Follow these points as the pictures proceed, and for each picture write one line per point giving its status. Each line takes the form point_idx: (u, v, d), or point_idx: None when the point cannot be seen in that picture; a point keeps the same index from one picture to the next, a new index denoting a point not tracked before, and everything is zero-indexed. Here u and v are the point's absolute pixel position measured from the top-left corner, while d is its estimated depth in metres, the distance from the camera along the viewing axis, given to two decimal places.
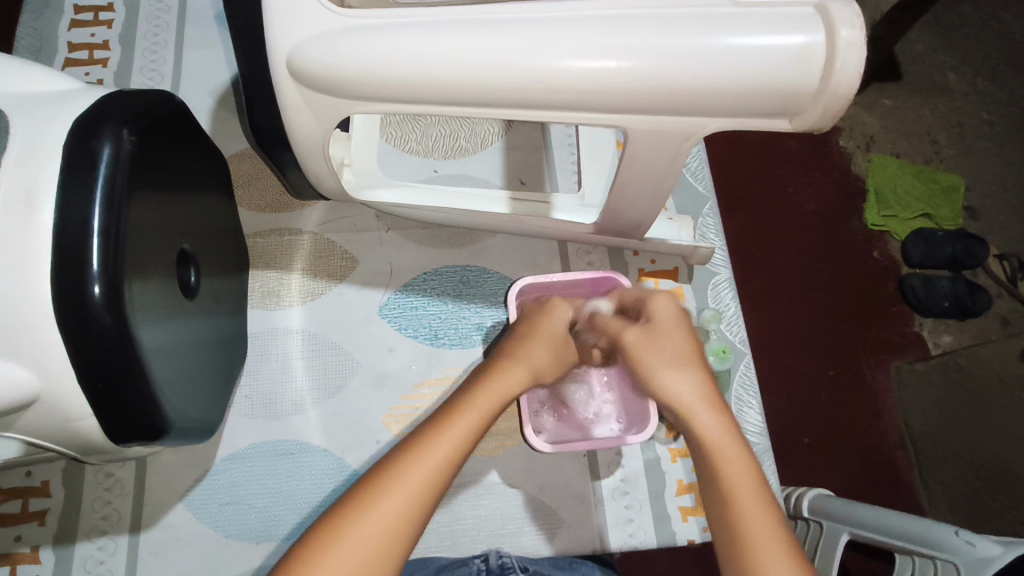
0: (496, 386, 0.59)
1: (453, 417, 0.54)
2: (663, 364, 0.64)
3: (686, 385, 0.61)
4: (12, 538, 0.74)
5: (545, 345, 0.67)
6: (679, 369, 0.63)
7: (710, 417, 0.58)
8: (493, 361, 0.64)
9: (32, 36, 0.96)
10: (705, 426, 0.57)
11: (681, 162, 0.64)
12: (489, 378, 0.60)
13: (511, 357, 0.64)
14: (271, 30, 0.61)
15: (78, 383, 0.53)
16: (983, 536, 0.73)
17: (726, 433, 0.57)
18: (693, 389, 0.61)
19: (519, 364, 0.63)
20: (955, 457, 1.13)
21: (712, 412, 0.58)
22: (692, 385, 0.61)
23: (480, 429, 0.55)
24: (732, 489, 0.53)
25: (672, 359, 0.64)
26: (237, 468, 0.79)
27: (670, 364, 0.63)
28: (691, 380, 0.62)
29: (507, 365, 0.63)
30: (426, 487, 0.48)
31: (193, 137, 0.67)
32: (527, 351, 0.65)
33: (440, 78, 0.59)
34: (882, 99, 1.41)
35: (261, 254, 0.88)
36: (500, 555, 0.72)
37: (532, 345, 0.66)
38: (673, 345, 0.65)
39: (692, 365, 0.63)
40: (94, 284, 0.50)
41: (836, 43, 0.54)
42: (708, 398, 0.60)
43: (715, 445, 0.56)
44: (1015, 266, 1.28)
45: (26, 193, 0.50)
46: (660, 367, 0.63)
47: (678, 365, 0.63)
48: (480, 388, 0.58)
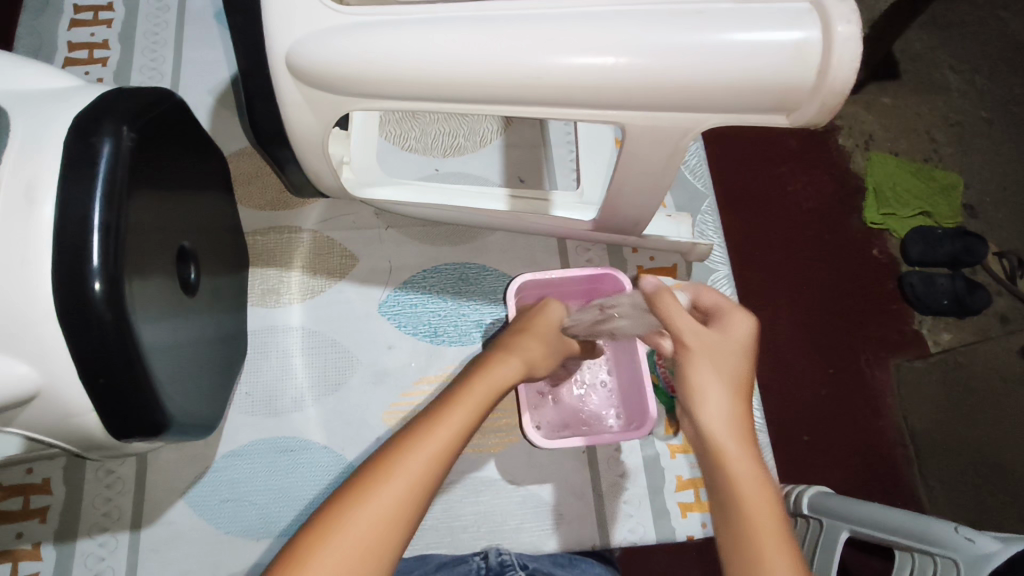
0: (491, 378, 0.59)
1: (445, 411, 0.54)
2: (715, 383, 0.53)
3: (722, 412, 0.52)
4: (13, 535, 0.75)
5: (535, 342, 0.67)
6: (729, 397, 0.53)
7: (749, 466, 0.50)
8: (487, 354, 0.64)
9: (32, 35, 0.97)
10: (742, 473, 0.49)
11: (679, 158, 0.65)
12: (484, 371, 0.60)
13: (503, 352, 0.64)
14: (270, 27, 0.61)
15: (78, 378, 0.53)
16: (982, 532, 0.74)
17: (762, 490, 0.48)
18: (736, 424, 0.52)
19: (515, 358, 0.63)
20: (954, 454, 1.16)
21: (751, 459, 0.50)
22: (728, 413, 0.52)
23: (474, 423, 0.55)
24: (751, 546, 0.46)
25: (725, 380, 0.54)
26: (239, 465, 0.79)
27: (720, 386, 0.53)
28: (728, 407, 0.52)
29: (497, 362, 0.62)
30: (419, 481, 0.48)
31: (193, 135, 0.68)
32: (521, 344, 0.66)
33: (439, 75, 0.59)
34: (880, 97, 1.41)
35: (261, 251, 0.89)
36: (500, 551, 0.72)
37: (522, 341, 0.66)
38: (730, 364, 0.55)
39: (741, 396, 0.54)
40: (94, 280, 0.50)
41: (832, 39, 0.54)
42: (743, 432, 0.51)
43: (750, 504, 0.47)
44: (1015, 264, 1.29)
45: (27, 189, 0.50)
46: (701, 387, 0.53)
47: (724, 385, 0.53)
48: (473, 381, 0.58)
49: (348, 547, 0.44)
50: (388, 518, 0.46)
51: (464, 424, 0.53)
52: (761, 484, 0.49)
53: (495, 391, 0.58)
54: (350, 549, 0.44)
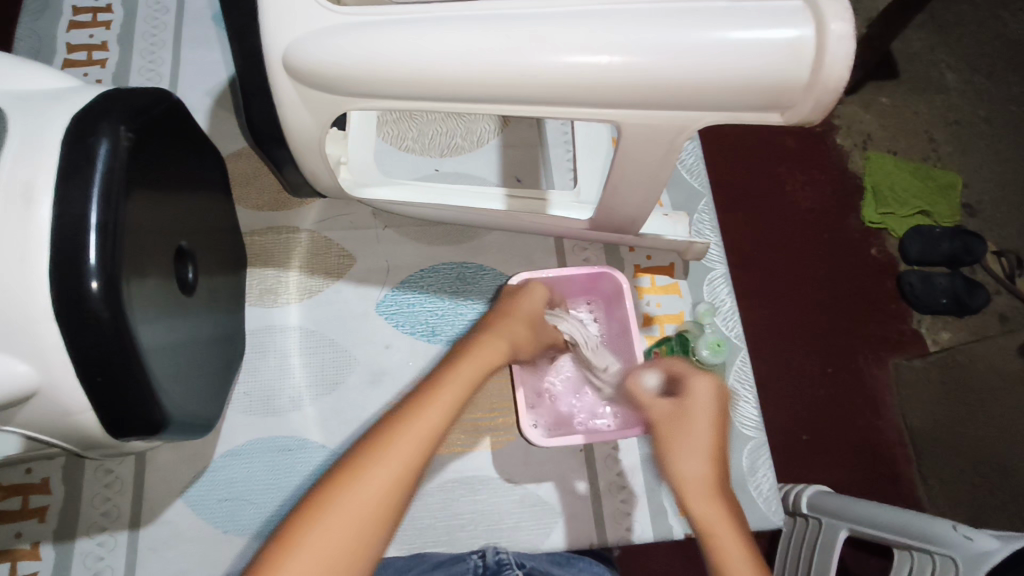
0: (478, 361, 0.61)
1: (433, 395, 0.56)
2: (686, 452, 0.59)
3: (698, 472, 0.58)
4: (12, 535, 0.75)
5: (519, 323, 0.70)
6: (702, 461, 0.58)
7: (723, 522, 0.55)
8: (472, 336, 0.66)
9: (31, 36, 0.97)
10: (715, 530, 0.55)
11: (675, 156, 0.65)
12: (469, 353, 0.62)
13: (489, 334, 0.66)
14: (266, 26, 0.62)
15: (76, 377, 0.53)
16: (980, 530, 0.74)
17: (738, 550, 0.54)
18: (708, 484, 0.57)
19: (500, 339, 0.66)
20: (956, 453, 1.13)
21: (725, 516, 0.56)
22: (704, 473, 0.58)
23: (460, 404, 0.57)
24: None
25: (696, 448, 0.59)
26: (237, 464, 0.79)
27: (700, 451, 0.59)
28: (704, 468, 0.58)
29: (482, 343, 0.64)
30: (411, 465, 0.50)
31: (190, 134, 0.68)
32: (506, 326, 0.68)
33: (435, 75, 0.59)
34: (878, 97, 1.42)
35: (259, 252, 0.89)
36: (497, 551, 0.72)
37: (507, 323, 0.68)
38: (702, 433, 0.60)
39: (713, 458, 0.59)
40: (92, 279, 0.50)
41: (825, 37, 0.55)
42: (719, 493, 0.57)
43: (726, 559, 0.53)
44: (1013, 263, 1.29)
45: (24, 188, 0.50)
46: (675, 454, 0.59)
47: (701, 450, 0.59)
48: (459, 365, 0.60)
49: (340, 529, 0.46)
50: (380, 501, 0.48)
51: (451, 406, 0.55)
52: (733, 533, 0.55)
53: (481, 370, 0.60)
54: (343, 531, 0.46)
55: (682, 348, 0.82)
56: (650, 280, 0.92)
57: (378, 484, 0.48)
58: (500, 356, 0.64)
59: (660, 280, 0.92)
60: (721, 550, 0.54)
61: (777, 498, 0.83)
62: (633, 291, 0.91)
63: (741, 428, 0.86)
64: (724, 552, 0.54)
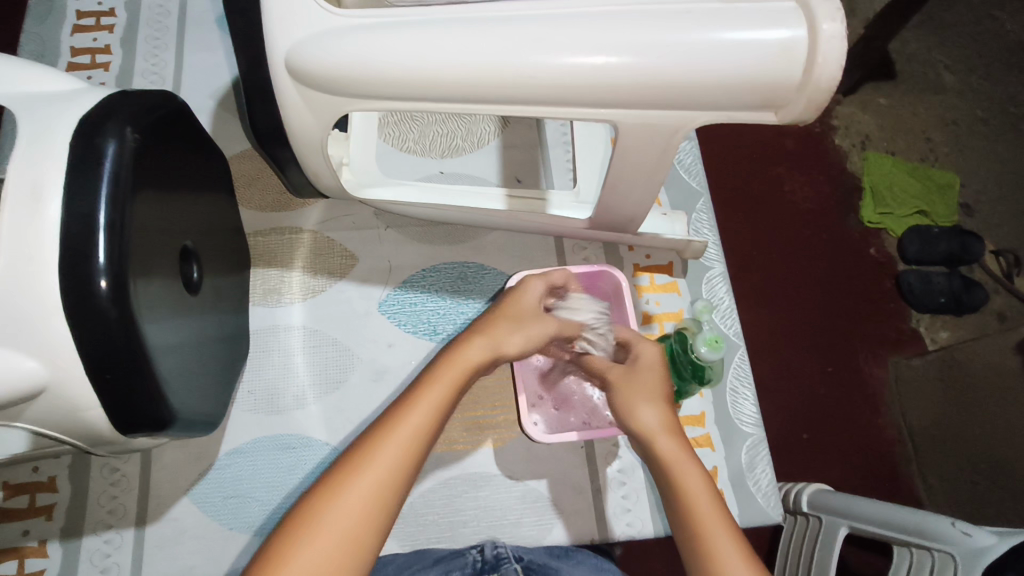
0: (456, 369, 0.61)
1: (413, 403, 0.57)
2: (642, 400, 0.65)
3: (655, 419, 0.64)
4: (19, 533, 0.76)
5: (512, 325, 0.67)
6: (654, 406, 0.65)
7: (684, 461, 0.61)
8: (453, 341, 0.65)
9: (35, 40, 0.98)
10: (678, 462, 0.61)
11: (671, 155, 0.66)
12: (450, 359, 0.62)
13: (476, 337, 0.64)
14: (270, 29, 0.63)
15: (86, 376, 0.54)
16: (979, 527, 0.74)
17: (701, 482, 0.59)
18: (665, 425, 0.64)
19: (477, 340, 0.64)
20: (951, 451, 1.13)
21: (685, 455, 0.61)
22: (661, 419, 0.64)
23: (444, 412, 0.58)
24: (698, 517, 0.57)
25: (650, 396, 0.66)
26: (240, 462, 0.80)
27: (650, 402, 0.65)
28: (660, 414, 0.64)
29: (466, 348, 0.63)
30: (393, 474, 0.52)
31: (194, 136, 0.69)
32: (492, 331, 0.66)
33: (434, 76, 0.60)
34: (875, 97, 1.43)
35: (262, 252, 0.90)
36: (496, 546, 0.73)
37: (500, 327, 0.66)
38: (647, 385, 0.67)
39: (667, 402, 0.66)
40: (100, 279, 0.51)
41: (817, 38, 0.56)
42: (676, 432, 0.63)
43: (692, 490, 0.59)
44: (1011, 262, 1.30)
45: (33, 189, 0.51)
46: (632, 405, 0.65)
47: (654, 400, 0.65)
48: (438, 371, 0.60)
49: (331, 535, 0.49)
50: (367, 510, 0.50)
51: (434, 414, 0.57)
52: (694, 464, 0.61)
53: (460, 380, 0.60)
54: (333, 538, 0.48)
55: (681, 346, 0.81)
56: (648, 278, 0.93)
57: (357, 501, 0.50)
58: (479, 360, 0.63)
59: (659, 279, 0.93)
60: (686, 480, 0.59)
61: (776, 493, 0.84)
62: (633, 289, 0.92)
63: (740, 425, 0.86)
64: (688, 481, 0.59)
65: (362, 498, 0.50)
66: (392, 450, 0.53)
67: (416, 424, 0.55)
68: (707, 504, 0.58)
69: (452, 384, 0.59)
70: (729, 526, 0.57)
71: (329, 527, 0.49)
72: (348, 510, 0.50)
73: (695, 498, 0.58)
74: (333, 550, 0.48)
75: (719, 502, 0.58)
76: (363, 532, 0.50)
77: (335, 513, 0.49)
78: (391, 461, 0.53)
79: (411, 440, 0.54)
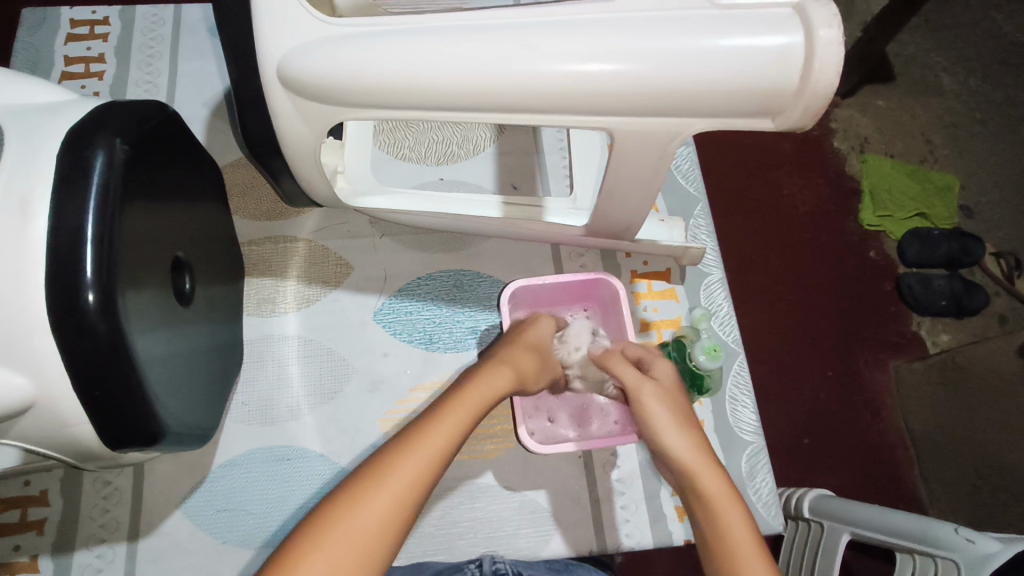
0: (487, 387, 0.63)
1: (435, 417, 0.58)
2: (669, 425, 0.66)
3: (684, 443, 0.64)
4: (11, 548, 0.75)
5: (530, 353, 0.71)
6: (682, 430, 0.65)
7: (716, 486, 0.60)
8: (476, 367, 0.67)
9: (29, 50, 0.98)
10: (709, 487, 0.60)
11: (667, 163, 0.65)
12: (475, 378, 0.64)
13: (499, 359, 0.68)
14: (261, 38, 0.62)
15: (74, 390, 0.53)
16: (983, 533, 0.73)
17: (731, 505, 0.59)
18: (693, 450, 0.64)
19: (503, 365, 0.66)
20: (955, 457, 1.13)
21: (717, 479, 0.61)
22: (689, 443, 0.64)
23: (467, 429, 0.59)
24: (729, 543, 0.56)
25: (676, 420, 0.66)
26: (234, 475, 0.79)
27: (677, 426, 0.66)
28: (688, 438, 0.64)
29: (490, 369, 0.66)
30: (417, 481, 0.53)
31: (186, 145, 0.68)
32: (514, 354, 0.69)
33: (427, 87, 0.60)
34: (874, 100, 1.42)
35: (256, 262, 0.89)
36: (494, 560, 0.72)
37: (520, 352, 0.70)
38: (672, 407, 0.68)
39: (694, 428, 0.66)
40: (88, 292, 0.50)
41: (813, 43, 0.55)
42: (706, 455, 0.63)
43: (724, 516, 0.58)
44: (1012, 265, 1.28)
45: (21, 201, 0.51)
46: (660, 428, 0.66)
47: (681, 424, 0.66)
48: (466, 389, 0.62)
49: (349, 543, 0.48)
50: (385, 516, 0.50)
51: (458, 428, 0.58)
52: (724, 487, 0.60)
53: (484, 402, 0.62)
54: (348, 545, 0.48)
55: (679, 354, 0.82)
56: (646, 285, 0.92)
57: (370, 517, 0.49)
58: (503, 384, 0.65)
59: (657, 286, 0.92)
60: (715, 504, 0.59)
61: (777, 502, 0.83)
62: (631, 296, 0.91)
63: (739, 433, 0.85)
64: (719, 508, 0.59)
65: (380, 510, 0.50)
66: (416, 459, 0.54)
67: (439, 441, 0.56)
68: (739, 529, 0.57)
69: (479, 401, 0.61)
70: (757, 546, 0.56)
71: (345, 534, 0.48)
72: (364, 522, 0.49)
73: (725, 522, 0.58)
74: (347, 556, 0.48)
75: (751, 529, 0.57)
76: (378, 539, 0.49)
77: (351, 520, 0.49)
78: (409, 476, 0.52)
79: (429, 458, 0.54)
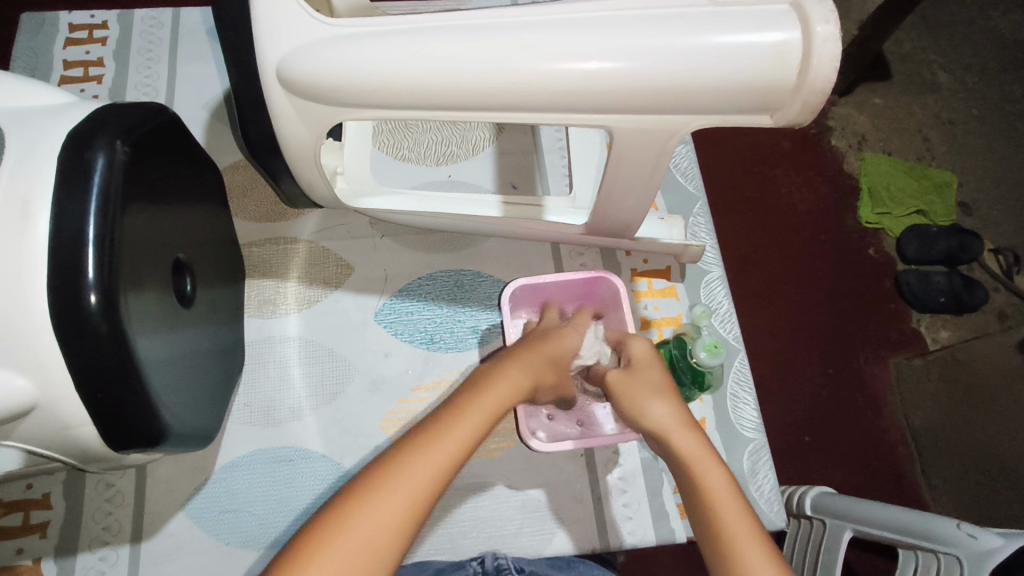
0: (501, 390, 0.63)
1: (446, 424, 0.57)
2: (647, 398, 0.65)
3: (663, 411, 0.64)
4: (14, 551, 0.75)
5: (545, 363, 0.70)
6: (660, 401, 0.65)
7: (707, 457, 0.60)
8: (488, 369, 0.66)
9: (28, 54, 0.98)
10: (694, 455, 0.60)
11: (666, 161, 0.65)
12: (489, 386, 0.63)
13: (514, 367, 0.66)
14: (260, 39, 0.63)
15: (76, 392, 0.53)
16: (984, 528, 0.73)
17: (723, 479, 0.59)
18: (675, 418, 0.64)
19: (516, 374, 0.65)
20: (956, 452, 1.14)
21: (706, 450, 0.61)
22: (669, 412, 0.64)
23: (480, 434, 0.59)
24: (718, 513, 0.57)
25: (654, 392, 0.66)
26: (237, 476, 0.79)
27: (657, 398, 0.65)
28: (669, 406, 0.64)
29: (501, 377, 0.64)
30: (425, 486, 0.52)
31: (186, 148, 0.68)
32: (529, 361, 0.68)
33: (423, 88, 0.60)
34: (871, 98, 1.42)
35: (257, 263, 0.89)
36: (496, 556, 0.74)
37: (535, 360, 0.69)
38: (648, 380, 0.68)
39: (673, 397, 0.66)
40: (89, 293, 0.50)
41: (811, 40, 0.55)
42: (689, 421, 0.63)
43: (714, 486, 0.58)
44: (1011, 260, 1.29)
45: (21, 204, 0.51)
46: (639, 399, 0.66)
47: (660, 395, 0.66)
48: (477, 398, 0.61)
49: (348, 550, 0.48)
50: (392, 523, 0.50)
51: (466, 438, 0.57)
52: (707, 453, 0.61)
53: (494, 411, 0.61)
54: (348, 552, 0.48)
55: (681, 351, 0.81)
56: (646, 283, 0.92)
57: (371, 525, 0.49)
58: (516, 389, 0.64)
59: (656, 284, 0.92)
60: (706, 475, 0.59)
61: (779, 498, 0.83)
62: (631, 295, 0.91)
63: (741, 430, 0.85)
64: (708, 476, 0.59)
65: (383, 517, 0.50)
66: (426, 462, 0.53)
67: (446, 450, 0.55)
68: (728, 502, 0.57)
69: (494, 405, 0.61)
70: (750, 520, 0.56)
71: (352, 538, 0.48)
72: (365, 530, 0.49)
73: (712, 491, 0.58)
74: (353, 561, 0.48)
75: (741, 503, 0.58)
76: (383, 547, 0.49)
77: (358, 523, 0.49)
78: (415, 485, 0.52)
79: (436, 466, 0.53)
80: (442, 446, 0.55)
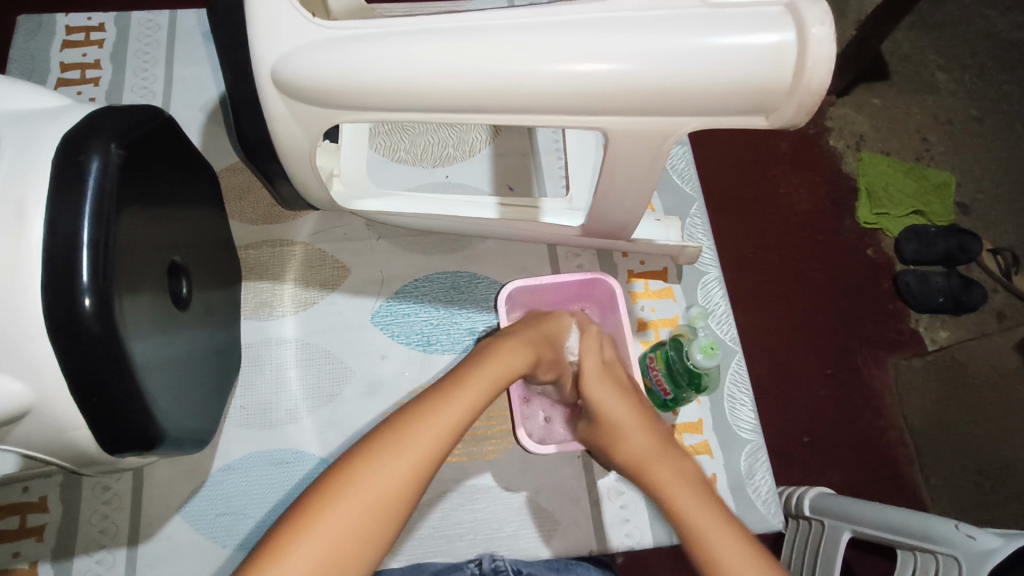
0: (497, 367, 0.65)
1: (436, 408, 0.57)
2: (616, 431, 0.69)
3: (632, 438, 0.68)
4: (10, 554, 0.75)
5: (539, 343, 0.72)
6: (629, 430, 0.68)
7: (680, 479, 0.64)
8: (483, 354, 0.67)
9: (24, 57, 0.98)
10: (666, 479, 0.64)
11: (662, 162, 0.65)
12: (482, 370, 0.63)
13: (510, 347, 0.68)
14: (255, 41, 0.63)
15: (70, 395, 0.53)
16: (982, 529, 0.73)
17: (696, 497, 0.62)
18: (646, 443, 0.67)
19: (512, 356, 0.67)
20: (956, 452, 1.13)
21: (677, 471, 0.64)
22: (637, 438, 0.68)
23: (470, 418, 0.59)
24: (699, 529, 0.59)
25: (621, 427, 0.69)
26: (234, 478, 0.79)
27: (625, 425, 0.69)
28: (636, 433, 0.68)
29: (495, 361, 0.65)
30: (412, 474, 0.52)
31: (182, 151, 0.68)
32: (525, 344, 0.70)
33: (417, 91, 0.60)
34: (869, 98, 1.42)
35: (254, 266, 0.89)
36: (494, 558, 0.74)
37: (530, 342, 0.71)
38: (614, 414, 0.69)
39: (641, 425, 0.69)
40: (84, 297, 0.50)
41: (806, 41, 0.55)
42: (656, 444, 0.67)
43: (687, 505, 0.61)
44: (1009, 261, 1.29)
45: (16, 208, 0.51)
46: (611, 435, 0.69)
47: (628, 425, 0.69)
48: (469, 382, 0.61)
49: (329, 538, 0.48)
50: (375, 509, 0.50)
51: (454, 424, 0.57)
52: (678, 472, 0.64)
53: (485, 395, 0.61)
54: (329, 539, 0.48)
55: (677, 353, 0.80)
56: (643, 284, 0.92)
57: (353, 513, 0.49)
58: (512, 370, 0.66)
59: (654, 284, 0.92)
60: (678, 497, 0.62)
61: (776, 500, 0.83)
62: (628, 296, 0.91)
63: (739, 431, 0.85)
64: (680, 497, 0.62)
65: (366, 504, 0.50)
66: (416, 447, 0.54)
67: (435, 434, 0.55)
68: (705, 517, 0.60)
69: (485, 389, 0.62)
70: (730, 530, 0.59)
71: (333, 524, 0.49)
72: (347, 516, 0.49)
73: (687, 510, 0.61)
74: (333, 548, 0.48)
75: (719, 516, 0.60)
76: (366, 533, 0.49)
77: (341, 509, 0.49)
78: (404, 470, 0.52)
79: (426, 451, 0.54)
80: (430, 430, 0.55)
